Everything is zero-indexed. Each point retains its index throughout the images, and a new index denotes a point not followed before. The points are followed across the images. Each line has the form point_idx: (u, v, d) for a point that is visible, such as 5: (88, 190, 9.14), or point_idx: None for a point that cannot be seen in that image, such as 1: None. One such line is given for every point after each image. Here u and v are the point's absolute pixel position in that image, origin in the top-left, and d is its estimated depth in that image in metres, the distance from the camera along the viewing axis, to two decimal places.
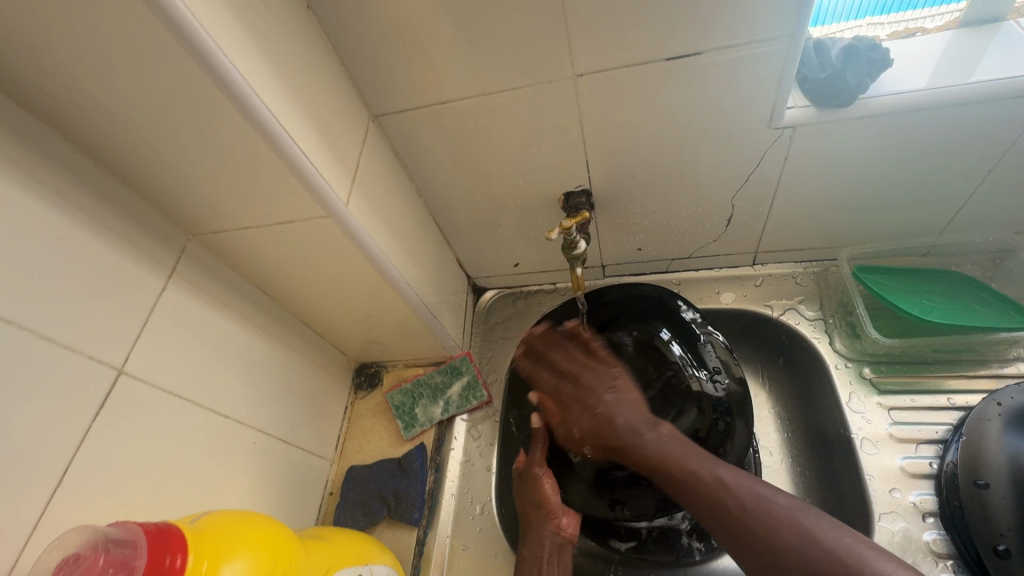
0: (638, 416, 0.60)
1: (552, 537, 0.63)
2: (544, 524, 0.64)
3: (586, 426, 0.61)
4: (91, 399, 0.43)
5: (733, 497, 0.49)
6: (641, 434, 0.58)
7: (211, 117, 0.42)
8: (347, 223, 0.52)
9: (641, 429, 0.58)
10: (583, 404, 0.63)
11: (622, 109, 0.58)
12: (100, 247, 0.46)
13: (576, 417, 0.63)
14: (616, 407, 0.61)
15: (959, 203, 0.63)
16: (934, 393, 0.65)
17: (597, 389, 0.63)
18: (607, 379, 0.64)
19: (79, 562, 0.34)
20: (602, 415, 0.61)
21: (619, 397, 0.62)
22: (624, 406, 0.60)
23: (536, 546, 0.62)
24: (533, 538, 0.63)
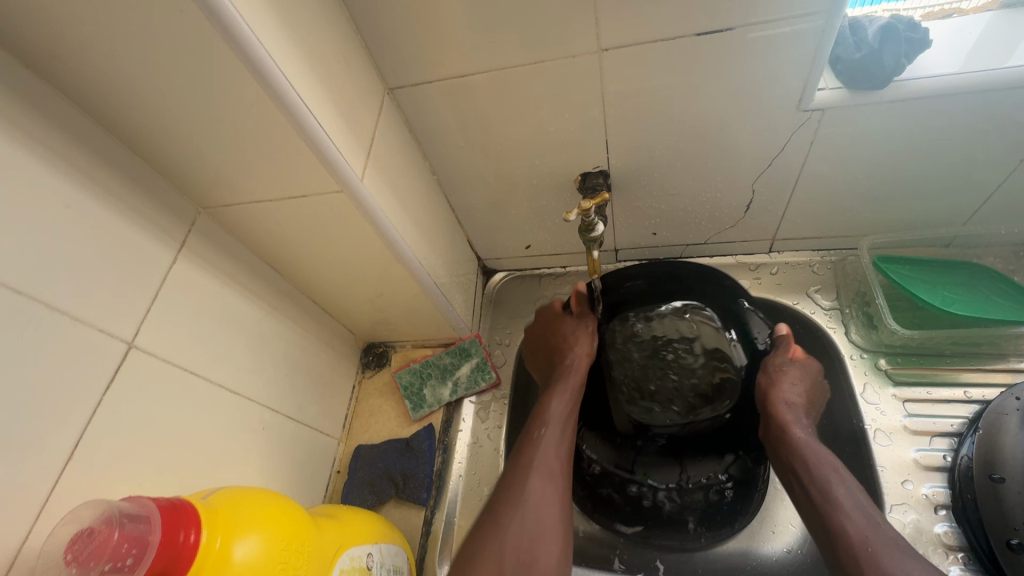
0: (809, 415, 0.63)
1: (574, 399, 0.66)
2: (567, 381, 0.68)
3: (780, 387, 0.64)
4: (101, 372, 0.43)
5: (843, 522, 0.51)
6: (806, 431, 0.60)
7: (226, 80, 0.40)
8: (361, 198, 0.51)
9: (799, 412, 0.62)
10: (792, 376, 0.65)
11: (646, 87, 0.56)
12: (110, 217, 0.44)
13: (788, 373, 0.65)
14: (784, 378, 0.65)
15: (986, 193, 0.61)
16: (951, 386, 0.64)
17: (790, 371, 0.65)
18: (810, 379, 0.65)
19: (93, 537, 0.33)
20: (797, 392, 0.64)
21: (797, 375, 0.65)
22: (800, 387, 0.64)
23: (558, 409, 0.64)
24: (562, 395, 0.66)
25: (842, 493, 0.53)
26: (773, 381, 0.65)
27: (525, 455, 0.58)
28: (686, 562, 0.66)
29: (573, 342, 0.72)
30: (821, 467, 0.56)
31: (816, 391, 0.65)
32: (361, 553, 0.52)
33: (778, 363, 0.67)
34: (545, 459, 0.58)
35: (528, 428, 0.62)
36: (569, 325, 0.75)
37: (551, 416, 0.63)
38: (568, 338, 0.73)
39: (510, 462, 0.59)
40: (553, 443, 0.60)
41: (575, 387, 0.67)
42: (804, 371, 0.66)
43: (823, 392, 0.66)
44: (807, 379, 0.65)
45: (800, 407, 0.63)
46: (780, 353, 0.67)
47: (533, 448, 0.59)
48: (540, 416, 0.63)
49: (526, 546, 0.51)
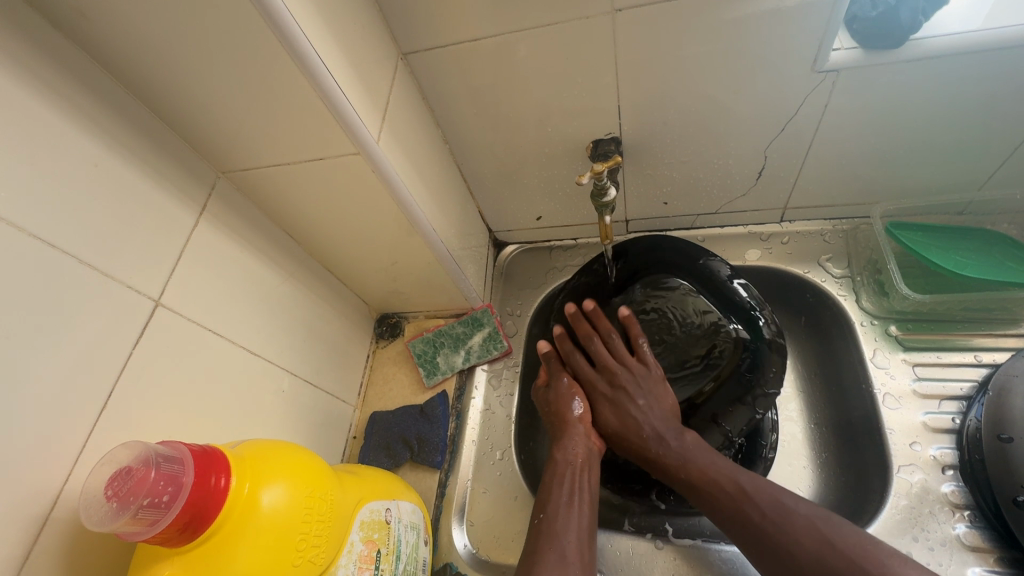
0: (665, 421, 0.59)
1: (581, 471, 0.58)
2: (566, 452, 0.59)
3: (617, 440, 0.61)
4: (130, 327, 0.44)
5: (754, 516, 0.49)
6: (661, 444, 0.57)
7: (243, 38, 0.40)
8: (377, 161, 0.51)
9: (665, 438, 0.58)
10: (608, 403, 0.63)
11: (660, 50, 0.56)
12: (135, 178, 0.46)
13: (602, 418, 0.63)
14: (623, 419, 0.61)
15: (1003, 157, 0.61)
16: (962, 351, 0.65)
17: (609, 413, 0.62)
18: (631, 384, 0.63)
19: (131, 475, 0.35)
20: (619, 426, 0.61)
21: (606, 411, 0.62)
22: (635, 414, 0.60)
23: (563, 486, 0.55)
24: (566, 471, 0.57)
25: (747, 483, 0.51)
26: (610, 426, 0.62)
27: (541, 550, 0.50)
28: (693, 525, 0.67)
29: (562, 410, 0.64)
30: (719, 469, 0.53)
31: (643, 389, 0.62)
32: (379, 507, 0.54)
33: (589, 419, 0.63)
34: (558, 554, 0.49)
35: (534, 518, 0.54)
36: (546, 391, 0.67)
37: (561, 492, 0.55)
38: (556, 403, 0.65)
39: (526, 556, 0.50)
40: (564, 519, 0.52)
41: (577, 460, 0.58)
42: (615, 391, 0.63)
43: (653, 390, 0.62)
44: (612, 411, 0.62)
45: (663, 431, 0.58)
46: (585, 372, 0.66)
47: (550, 538, 0.50)
48: (547, 497, 0.55)
49: None
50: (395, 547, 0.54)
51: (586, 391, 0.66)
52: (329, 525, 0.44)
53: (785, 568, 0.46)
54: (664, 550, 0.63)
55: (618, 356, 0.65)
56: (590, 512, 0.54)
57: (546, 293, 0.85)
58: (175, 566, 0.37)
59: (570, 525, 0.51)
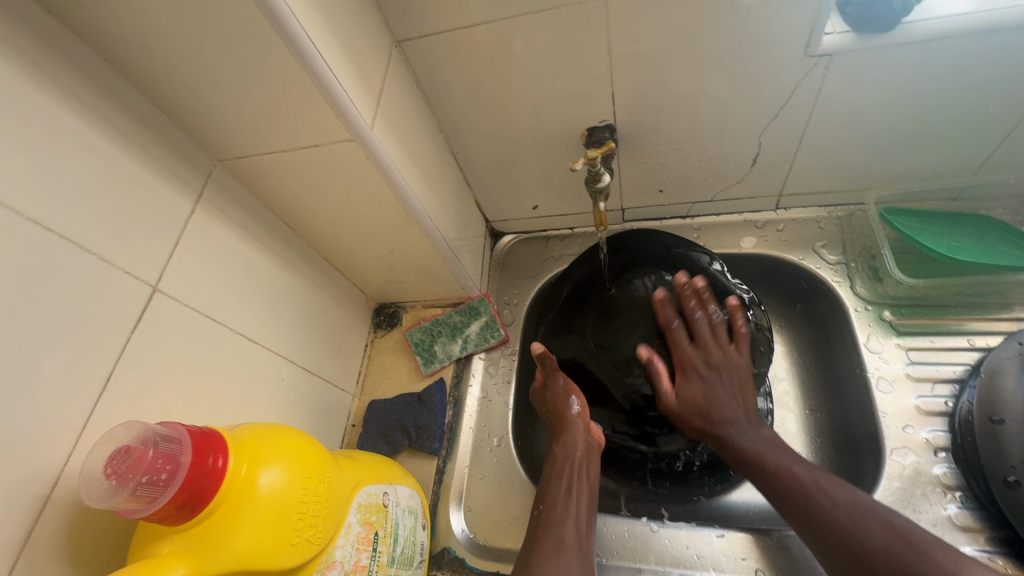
0: (744, 413, 0.60)
1: (579, 464, 0.60)
2: (564, 449, 0.61)
3: (695, 421, 0.61)
4: (128, 313, 0.44)
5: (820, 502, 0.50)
6: (738, 430, 0.59)
7: (237, 24, 0.40)
8: (372, 148, 0.51)
9: (746, 426, 0.59)
10: (698, 377, 0.62)
11: (653, 35, 0.56)
12: (131, 165, 0.46)
13: (686, 392, 0.62)
14: (716, 395, 0.61)
15: (997, 141, 0.61)
16: (956, 335, 0.65)
17: (712, 388, 0.61)
18: (722, 366, 0.63)
19: (130, 453, 0.36)
20: (705, 402, 0.61)
21: (696, 387, 0.62)
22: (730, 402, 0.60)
23: (562, 481, 0.58)
24: (563, 466, 0.59)
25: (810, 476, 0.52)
26: (693, 400, 0.61)
27: (540, 538, 0.52)
28: (689, 510, 0.68)
29: (558, 408, 0.65)
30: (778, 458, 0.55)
31: (730, 376, 0.62)
32: (377, 491, 0.54)
33: (686, 389, 0.62)
34: (557, 546, 0.51)
35: (535, 513, 0.56)
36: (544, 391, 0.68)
37: (560, 483, 0.57)
38: (552, 403, 0.66)
39: (527, 546, 0.52)
40: (563, 514, 0.54)
41: (576, 454, 0.61)
42: (708, 370, 0.62)
43: (744, 377, 0.63)
44: (697, 390, 0.61)
45: (745, 421, 0.60)
46: (681, 343, 0.64)
47: (549, 527, 0.53)
48: (548, 491, 0.57)
49: None
50: (393, 530, 0.55)
51: (674, 363, 0.64)
52: (326, 506, 0.45)
53: (847, 553, 0.47)
54: (660, 532, 0.64)
55: (722, 339, 0.64)
56: (586, 504, 0.56)
57: (543, 282, 0.85)
58: (174, 544, 0.38)
59: (567, 516, 0.54)
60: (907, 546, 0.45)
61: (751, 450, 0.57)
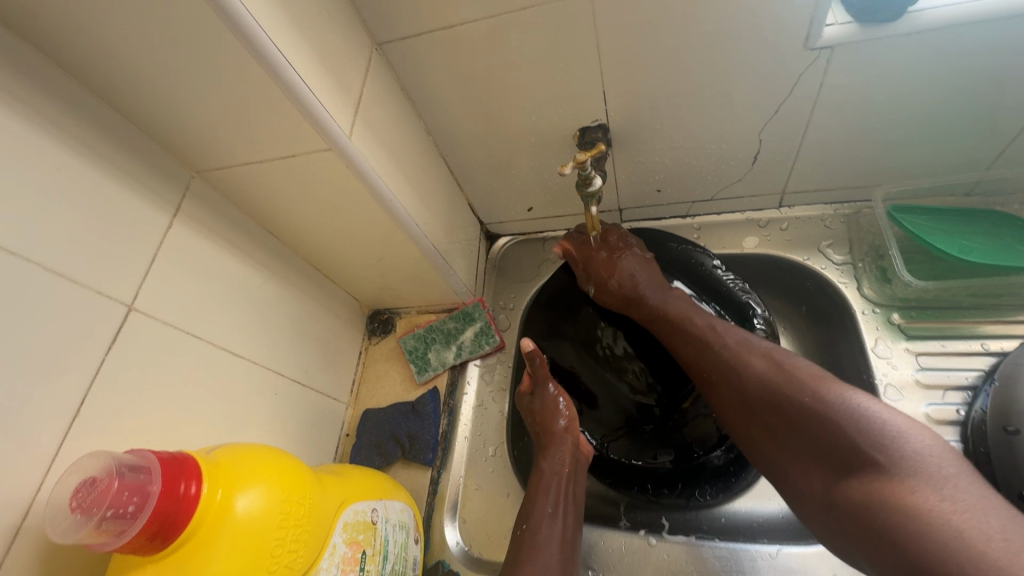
0: (652, 278, 0.66)
1: (566, 482, 0.59)
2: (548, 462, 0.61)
3: (612, 294, 0.68)
4: (102, 334, 0.43)
5: (719, 354, 0.56)
6: (653, 292, 0.65)
7: (199, 34, 0.39)
8: (350, 156, 0.50)
9: (656, 288, 0.66)
10: (608, 267, 0.68)
11: (644, 31, 0.53)
12: (102, 180, 0.45)
13: (598, 273, 0.69)
14: (624, 269, 0.67)
15: (1012, 134, 0.58)
16: (968, 339, 0.62)
17: (619, 264, 0.68)
18: (620, 244, 0.70)
19: (95, 485, 0.35)
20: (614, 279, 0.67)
21: (606, 266, 0.68)
22: (635, 270, 0.67)
23: (542, 490, 0.58)
24: (551, 482, 0.59)
25: (705, 325, 0.59)
26: (608, 275, 0.68)
27: (524, 562, 0.52)
28: (690, 520, 0.65)
29: (541, 416, 0.65)
30: (684, 312, 0.62)
31: (633, 251, 0.69)
32: (366, 508, 0.53)
33: (597, 272, 0.69)
34: (534, 555, 0.52)
35: (518, 525, 0.56)
36: (531, 399, 0.67)
37: (546, 501, 0.57)
38: (540, 413, 0.65)
39: (508, 564, 0.53)
40: (541, 528, 0.54)
41: (563, 470, 0.60)
42: (607, 249, 0.69)
43: (644, 252, 0.70)
44: (604, 266, 0.69)
45: (654, 283, 0.66)
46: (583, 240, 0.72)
47: (533, 551, 0.53)
48: (533, 507, 0.57)
49: None
50: (382, 547, 0.53)
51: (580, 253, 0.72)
52: (307, 529, 0.44)
53: (737, 394, 0.53)
54: (658, 547, 0.63)
55: (615, 229, 0.71)
56: (572, 523, 0.56)
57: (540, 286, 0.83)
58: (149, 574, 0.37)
59: (552, 538, 0.54)
60: (783, 373, 0.50)
61: (668, 309, 0.63)
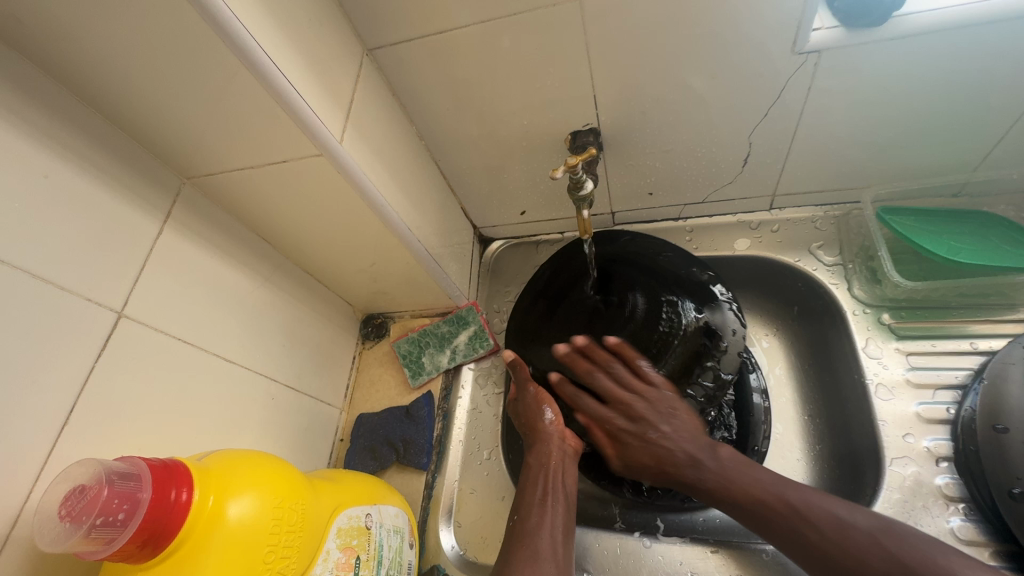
0: (693, 444, 0.55)
1: (553, 473, 0.59)
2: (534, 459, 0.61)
3: (643, 455, 0.58)
4: (92, 341, 0.43)
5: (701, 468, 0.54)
6: (699, 475, 0.54)
7: (187, 41, 0.39)
8: (341, 161, 0.50)
9: (701, 461, 0.54)
10: (635, 441, 0.58)
11: (633, 36, 0.54)
12: (91, 187, 0.44)
13: (632, 456, 0.58)
14: (660, 436, 0.57)
15: (998, 135, 0.58)
16: (957, 338, 0.63)
17: (645, 428, 0.57)
18: (649, 414, 0.58)
19: (85, 493, 0.35)
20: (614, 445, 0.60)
21: (637, 448, 0.58)
22: (668, 435, 0.56)
23: (529, 488, 0.58)
24: (538, 475, 0.59)
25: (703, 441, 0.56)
26: (637, 455, 0.58)
27: (513, 552, 0.51)
28: (683, 521, 0.66)
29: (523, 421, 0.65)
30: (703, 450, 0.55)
31: (664, 407, 0.57)
32: (359, 513, 0.53)
33: (619, 432, 0.59)
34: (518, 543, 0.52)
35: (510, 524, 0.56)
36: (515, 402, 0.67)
37: (533, 497, 0.56)
38: (524, 416, 0.65)
39: (500, 558, 0.52)
40: (530, 521, 0.54)
41: (550, 462, 0.60)
42: (636, 426, 0.58)
43: (667, 400, 0.57)
44: (640, 450, 0.58)
45: (699, 454, 0.55)
46: (593, 411, 0.61)
47: (523, 540, 0.52)
48: (522, 499, 0.57)
49: None
50: (376, 552, 0.53)
51: (596, 421, 0.61)
52: (300, 535, 0.44)
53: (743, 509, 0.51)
54: (653, 548, 0.62)
55: (637, 381, 0.59)
56: (563, 512, 0.56)
57: None
58: None
59: (541, 525, 0.53)
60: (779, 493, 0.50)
61: (692, 455, 0.55)
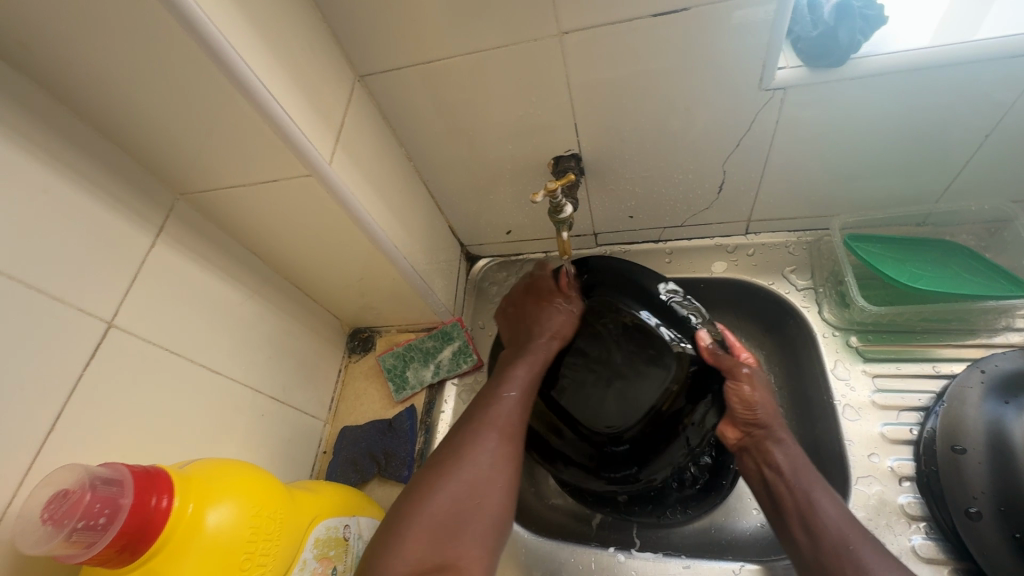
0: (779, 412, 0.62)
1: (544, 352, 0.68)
2: (538, 349, 0.68)
3: (756, 418, 0.60)
4: (82, 349, 0.45)
5: (772, 450, 0.59)
6: (782, 437, 0.59)
7: (191, 69, 0.41)
8: (330, 181, 0.52)
9: (780, 431, 0.60)
10: (742, 404, 0.61)
11: (610, 70, 0.57)
12: (86, 201, 0.46)
13: (746, 394, 0.60)
14: (757, 390, 0.61)
15: (955, 169, 0.62)
16: (921, 361, 0.65)
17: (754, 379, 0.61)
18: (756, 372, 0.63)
19: (68, 498, 0.36)
20: (760, 402, 0.60)
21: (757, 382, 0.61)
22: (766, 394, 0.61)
23: (524, 371, 0.65)
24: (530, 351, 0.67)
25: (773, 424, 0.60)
26: (750, 399, 0.60)
27: (477, 414, 0.60)
28: (661, 537, 0.68)
29: (555, 318, 0.70)
30: (776, 425, 0.60)
31: (764, 382, 0.63)
32: (338, 524, 0.54)
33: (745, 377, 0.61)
34: (494, 428, 0.59)
35: (494, 389, 0.63)
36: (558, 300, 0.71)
37: (516, 377, 0.64)
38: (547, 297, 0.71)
39: (465, 415, 0.61)
40: (507, 407, 0.61)
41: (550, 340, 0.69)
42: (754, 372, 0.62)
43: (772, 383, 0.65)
44: (763, 393, 0.61)
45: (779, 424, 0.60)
46: (727, 359, 0.62)
47: (488, 404, 0.61)
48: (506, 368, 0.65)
49: (464, 510, 0.53)
50: (353, 563, 0.54)
51: (731, 371, 0.61)
52: (276, 543, 0.45)
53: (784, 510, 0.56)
54: (626, 564, 0.63)
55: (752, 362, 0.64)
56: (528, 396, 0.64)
57: None
58: None
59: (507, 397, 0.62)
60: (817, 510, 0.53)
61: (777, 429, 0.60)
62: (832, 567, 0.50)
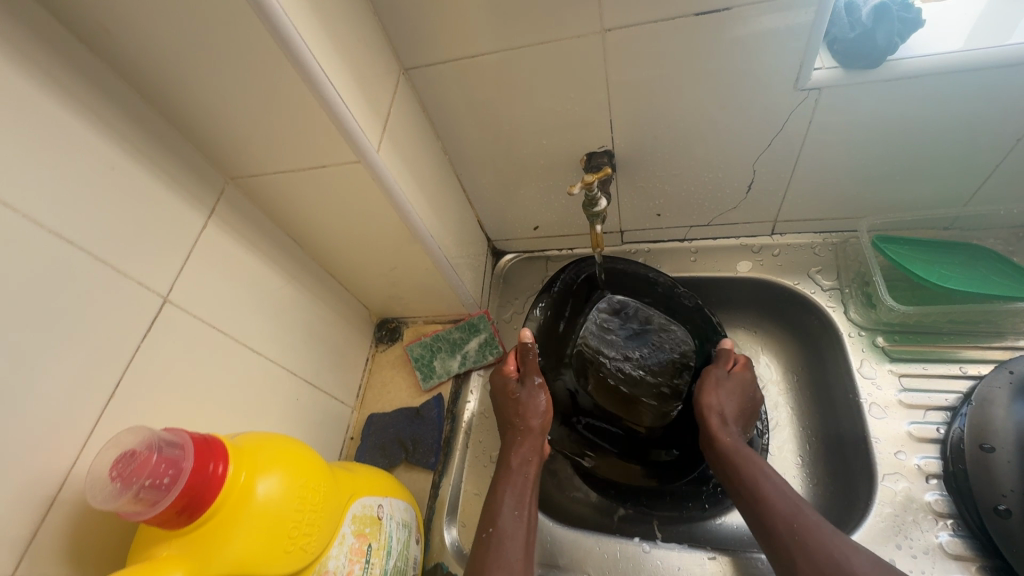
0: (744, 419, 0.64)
1: (528, 461, 0.62)
2: (522, 460, 0.62)
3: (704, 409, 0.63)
4: (139, 321, 0.46)
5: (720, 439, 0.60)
6: (726, 427, 0.61)
7: (254, 56, 0.43)
8: (377, 169, 0.54)
9: (731, 425, 0.61)
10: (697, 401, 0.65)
11: (649, 68, 0.58)
12: (147, 180, 0.48)
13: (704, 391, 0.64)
14: (718, 388, 0.64)
15: (986, 173, 0.63)
16: (947, 362, 0.66)
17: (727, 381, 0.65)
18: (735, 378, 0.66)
19: (135, 458, 0.38)
20: (717, 398, 0.63)
21: (730, 387, 0.64)
22: (732, 399, 0.63)
23: (526, 506, 0.58)
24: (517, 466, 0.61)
25: (726, 416, 0.62)
26: (705, 391, 0.64)
27: (488, 568, 0.51)
28: (683, 530, 0.68)
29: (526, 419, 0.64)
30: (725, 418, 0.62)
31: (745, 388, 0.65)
32: (372, 503, 0.55)
33: (715, 375, 0.65)
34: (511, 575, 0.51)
35: (484, 531, 0.55)
36: (517, 390, 0.66)
37: (508, 505, 0.57)
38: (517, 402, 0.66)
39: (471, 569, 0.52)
40: (520, 545, 0.54)
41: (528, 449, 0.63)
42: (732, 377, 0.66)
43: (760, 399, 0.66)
44: (728, 390, 0.64)
45: (732, 420, 0.62)
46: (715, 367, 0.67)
47: (498, 554, 0.52)
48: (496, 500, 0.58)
49: None
50: (386, 542, 0.55)
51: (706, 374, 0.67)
52: (321, 514, 0.46)
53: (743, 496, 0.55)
54: (652, 553, 0.64)
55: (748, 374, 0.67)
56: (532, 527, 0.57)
57: None
58: (173, 548, 0.39)
59: (515, 533, 0.55)
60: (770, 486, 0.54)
61: (725, 420, 0.62)
62: (778, 540, 0.50)
